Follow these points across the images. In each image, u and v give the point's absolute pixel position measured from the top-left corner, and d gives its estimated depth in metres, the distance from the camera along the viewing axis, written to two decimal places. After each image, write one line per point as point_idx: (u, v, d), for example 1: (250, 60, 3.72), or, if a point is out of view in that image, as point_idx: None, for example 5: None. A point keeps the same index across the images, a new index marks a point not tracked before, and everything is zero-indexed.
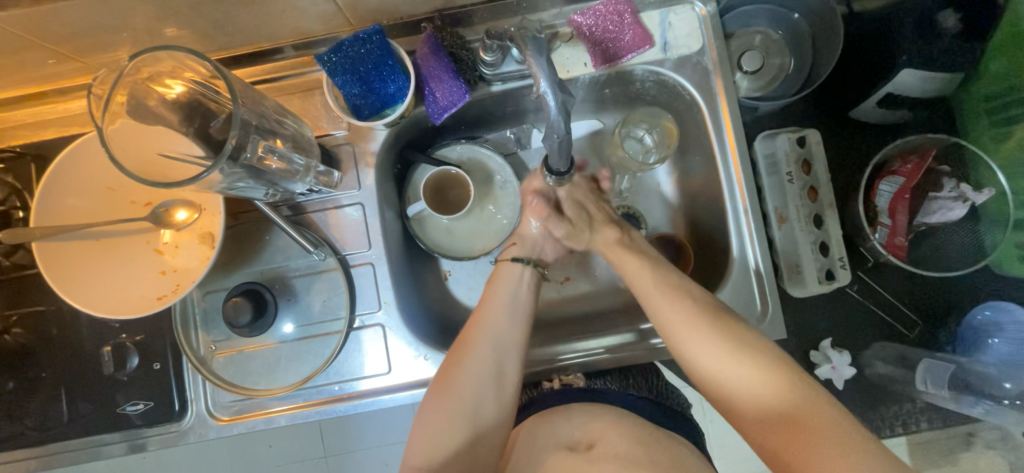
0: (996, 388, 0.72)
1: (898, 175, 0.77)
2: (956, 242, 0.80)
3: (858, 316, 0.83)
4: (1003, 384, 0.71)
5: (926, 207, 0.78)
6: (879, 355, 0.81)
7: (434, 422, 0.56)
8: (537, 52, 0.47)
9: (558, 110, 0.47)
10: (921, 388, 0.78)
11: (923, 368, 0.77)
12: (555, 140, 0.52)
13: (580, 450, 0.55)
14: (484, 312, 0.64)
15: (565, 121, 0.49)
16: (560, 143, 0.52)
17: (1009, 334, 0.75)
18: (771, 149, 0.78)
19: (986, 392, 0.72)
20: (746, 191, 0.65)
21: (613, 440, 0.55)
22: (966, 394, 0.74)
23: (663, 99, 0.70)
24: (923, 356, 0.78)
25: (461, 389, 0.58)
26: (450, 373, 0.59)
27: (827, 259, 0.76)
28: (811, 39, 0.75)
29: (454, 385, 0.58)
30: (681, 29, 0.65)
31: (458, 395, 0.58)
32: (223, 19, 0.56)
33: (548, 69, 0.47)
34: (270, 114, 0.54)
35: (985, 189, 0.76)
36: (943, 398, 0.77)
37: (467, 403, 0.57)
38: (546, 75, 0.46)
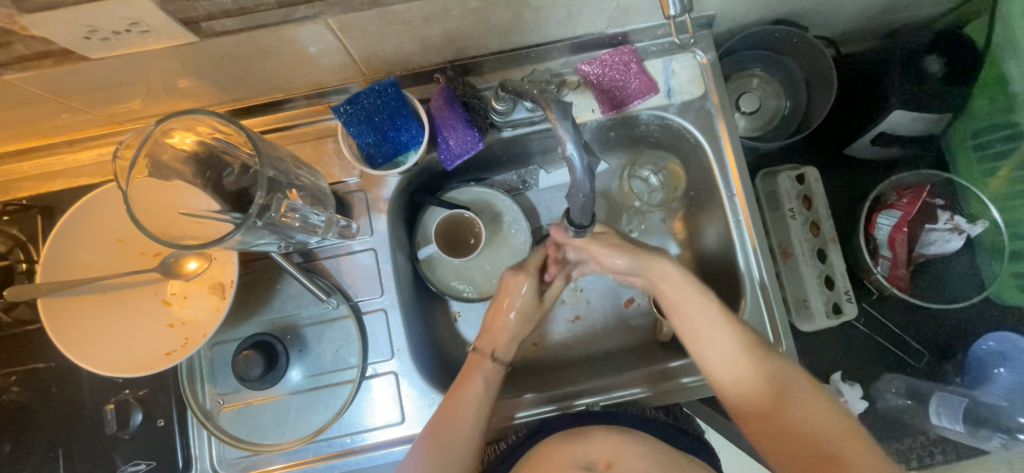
0: (1010, 420, 0.76)
1: (894, 210, 0.80)
2: (957, 273, 0.82)
3: (866, 348, 0.84)
4: (1016, 417, 0.75)
5: (922, 239, 0.80)
6: (889, 387, 0.82)
7: None
8: (562, 115, 0.48)
9: (583, 169, 0.48)
10: (934, 422, 0.78)
11: (935, 403, 0.79)
12: (579, 197, 0.53)
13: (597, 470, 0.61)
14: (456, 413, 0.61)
15: (590, 180, 0.50)
16: (584, 200, 0.53)
17: (1013, 363, 0.77)
18: (772, 186, 0.80)
19: (1001, 425, 0.76)
20: (754, 230, 0.66)
21: (627, 457, 0.61)
22: (982, 428, 0.76)
23: (667, 141, 0.72)
24: (934, 391, 0.79)
25: None
26: (431, 460, 0.59)
27: (833, 293, 0.77)
28: (804, 82, 0.78)
29: None
30: (684, 76, 0.68)
31: None
32: (241, 73, 0.57)
33: (573, 132, 0.48)
34: (290, 168, 0.55)
35: (978, 221, 0.79)
36: (959, 434, 0.77)
37: None
38: (571, 137, 0.47)
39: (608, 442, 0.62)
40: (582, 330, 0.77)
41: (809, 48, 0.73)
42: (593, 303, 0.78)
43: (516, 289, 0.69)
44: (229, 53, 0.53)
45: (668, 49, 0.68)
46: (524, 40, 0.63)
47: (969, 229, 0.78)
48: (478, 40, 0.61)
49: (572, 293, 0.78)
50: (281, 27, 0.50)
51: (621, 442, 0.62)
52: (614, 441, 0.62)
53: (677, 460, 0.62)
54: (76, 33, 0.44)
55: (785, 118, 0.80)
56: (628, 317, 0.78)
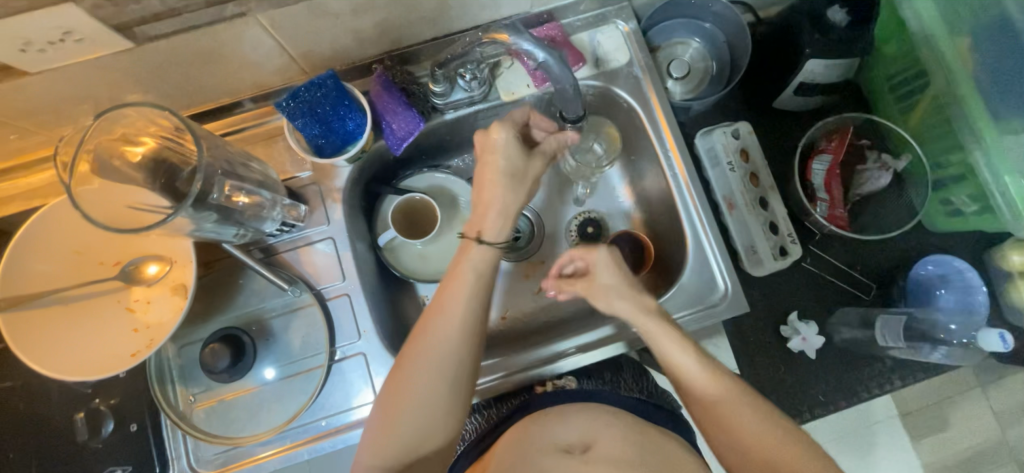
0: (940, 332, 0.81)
1: (825, 154, 0.86)
2: (890, 208, 0.87)
3: (821, 288, 0.88)
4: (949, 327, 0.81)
5: (857, 179, 0.86)
6: (843, 321, 0.86)
7: (382, 434, 0.53)
8: (517, 32, 0.58)
9: (558, 64, 0.59)
10: (883, 345, 0.82)
11: (881, 325, 0.82)
12: (568, 91, 0.62)
13: (576, 452, 0.57)
14: (447, 290, 0.58)
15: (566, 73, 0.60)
16: (573, 92, 0.62)
17: (951, 285, 0.84)
18: (710, 143, 0.84)
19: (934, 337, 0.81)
20: (692, 185, 0.71)
21: (607, 444, 0.57)
22: (921, 343, 0.81)
23: (603, 108, 0.77)
24: (879, 313, 0.82)
25: (419, 370, 0.54)
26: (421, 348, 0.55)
27: (778, 237, 0.82)
28: (727, 44, 0.83)
29: (404, 390, 0.54)
30: (610, 45, 0.72)
31: (413, 385, 0.54)
32: (183, 79, 0.59)
33: (533, 39, 0.58)
34: (236, 160, 0.58)
35: (902, 156, 0.85)
36: (903, 349, 0.82)
37: (424, 386, 0.54)
38: (534, 43, 0.58)
39: (587, 425, 0.60)
40: (546, 301, 0.80)
41: (725, 12, 0.79)
42: None
43: (498, 144, 0.60)
44: (168, 60, 0.55)
45: (593, 22, 0.73)
46: (454, 25, 0.67)
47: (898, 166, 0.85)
48: (410, 28, 0.65)
49: (533, 266, 0.81)
50: (213, 30, 0.53)
51: (602, 425, 0.60)
52: (593, 426, 0.60)
53: (658, 436, 0.60)
54: (12, 47, 0.47)
55: (712, 78, 0.86)
56: None
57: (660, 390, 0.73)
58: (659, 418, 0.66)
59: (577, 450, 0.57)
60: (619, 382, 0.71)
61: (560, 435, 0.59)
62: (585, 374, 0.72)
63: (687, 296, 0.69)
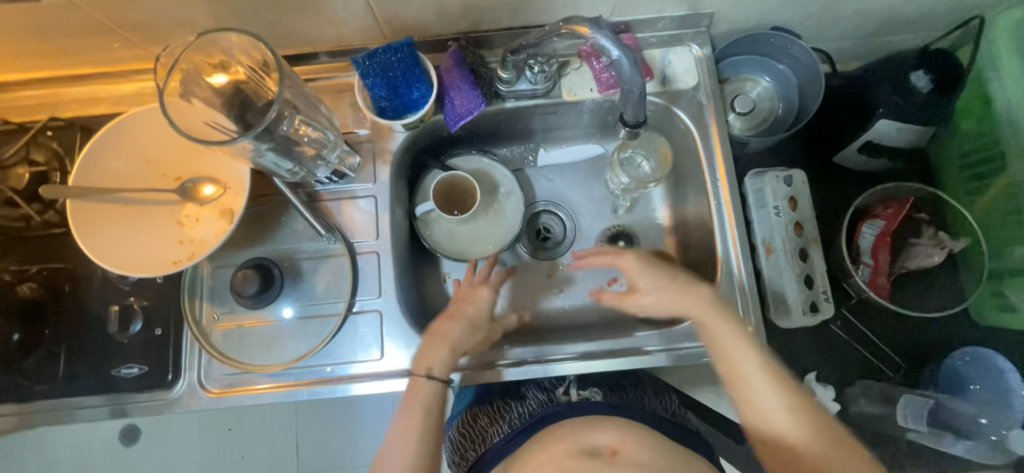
0: (967, 423, 0.78)
1: (879, 219, 0.82)
2: (937, 287, 0.84)
3: (846, 353, 0.86)
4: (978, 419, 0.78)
5: (906, 251, 0.83)
6: (863, 392, 0.84)
7: None
8: (598, 29, 0.59)
9: (630, 65, 0.60)
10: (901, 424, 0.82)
11: (902, 405, 0.81)
12: (633, 93, 0.63)
13: (604, 456, 0.56)
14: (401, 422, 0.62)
15: (636, 76, 0.61)
16: (637, 96, 0.63)
17: (987, 379, 0.79)
18: (760, 184, 0.83)
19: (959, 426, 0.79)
20: (735, 220, 0.70)
21: (636, 450, 0.56)
22: (944, 430, 0.80)
23: (660, 127, 0.77)
24: (902, 392, 0.82)
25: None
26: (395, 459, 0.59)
27: (811, 292, 0.79)
28: (798, 88, 0.82)
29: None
30: (680, 66, 0.73)
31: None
32: (276, 20, 0.63)
33: (614, 40, 0.59)
34: (311, 104, 0.62)
35: (960, 238, 0.81)
36: (923, 434, 0.81)
37: None
38: (615, 44, 0.59)
39: (619, 432, 0.59)
40: (562, 305, 0.80)
41: (803, 56, 0.78)
42: (576, 278, 0.81)
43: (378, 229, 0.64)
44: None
45: (667, 41, 0.73)
46: (534, 19, 0.69)
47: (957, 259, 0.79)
48: (492, 14, 0.67)
49: (557, 266, 0.82)
50: None
51: (629, 434, 0.59)
52: (622, 430, 0.59)
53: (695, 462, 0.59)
54: None
55: (777, 119, 0.84)
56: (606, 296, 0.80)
57: (682, 412, 0.73)
58: (688, 441, 0.65)
59: (603, 454, 0.56)
60: (642, 400, 0.71)
61: (585, 439, 0.58)
62: (608, 388, 0.71)
63: None
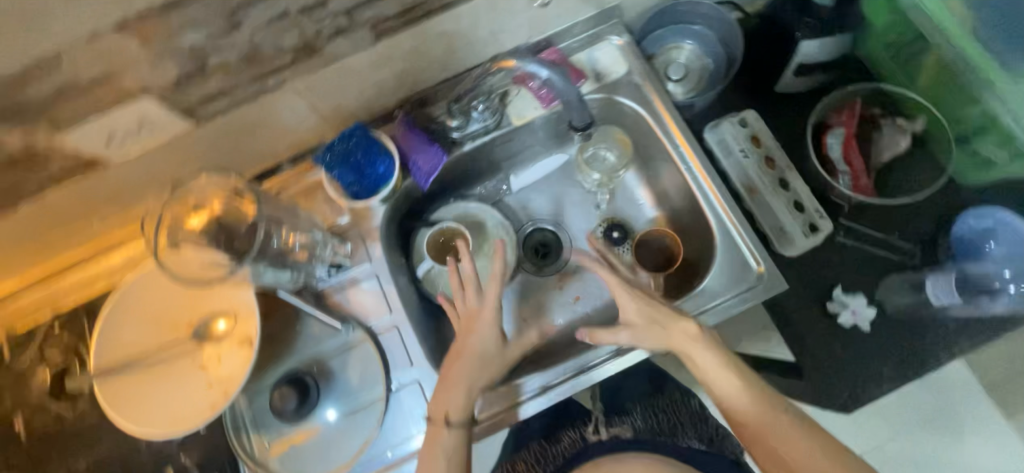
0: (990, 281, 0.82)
1: (837, 127, 0.87)
2: (914, 168, 0.87)
3: (865, 259, 0.86)
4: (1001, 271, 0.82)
5: (875, 147, 0.87)
6: (893, 288, 0.84)
7: None
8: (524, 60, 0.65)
9: (562, 81, 0.67)
10: (937, 304, 0.83)
11: (930, 284, 0.83)
12: (572, 104, 0.69)
13: None
14: None
15: (572, 89, 0.68)
16: (577, 103, 0.69)
17: (999, 236, 0.82)
18: (720, 135, 0.86)
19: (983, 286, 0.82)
20: (708, 175, 0.74)
21: None
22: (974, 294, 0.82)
23: (610, 117, 0.80)
24: (925, 274, 0.83)
25: None
26: None
27: (806, 215, 0.83)
28: (720, 39, 0.87)
29: None
30: (608, 59, 0.78)
31: None
32: (233, 149, 0.67)
33: (544, 66, 0.66)
34: (290, 216, 0.69)
35: (917, 119, 0.85)
36: (958, 304, 0.83)
37: None
38: (545, 69, 0.65)
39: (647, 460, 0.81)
40: (584, 310, 0.82)
41: (712, 12, 0.84)
42: (587, 281, 0.83)
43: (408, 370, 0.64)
44: (221, 134, 0.62)
45: (589, 41, 0.78)
46: (463, 64, 0.73)
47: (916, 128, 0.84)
48: (425, 74, 0.71)
49: (564, 276, 0.84)
50: (258, 100, 0.60)
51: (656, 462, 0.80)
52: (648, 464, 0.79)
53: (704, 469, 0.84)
54: (98, 142, 0.54)
55: (712, 72, 0.88)
56: None
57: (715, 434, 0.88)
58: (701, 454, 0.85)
59: None
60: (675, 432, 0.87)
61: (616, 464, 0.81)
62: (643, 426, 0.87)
63: (723, 283, 0.70)
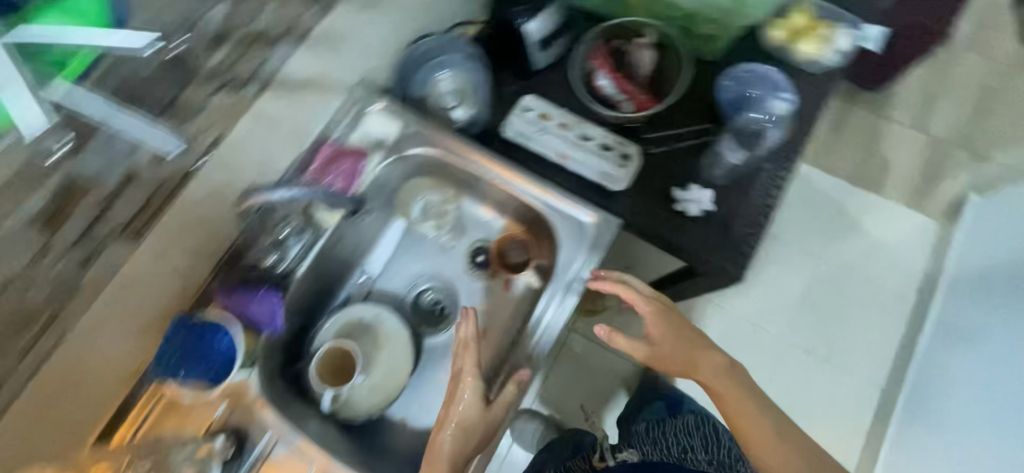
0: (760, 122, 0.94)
1: (600, 69, 0.99)
2: (671, 66, 0.99)
3: (683, 152, 0.94)
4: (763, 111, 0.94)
5: (634, 68, 1.00)
6: (712, 162, 0.92)
7: None
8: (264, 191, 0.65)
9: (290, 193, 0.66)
10: (737, 161, 0.92)
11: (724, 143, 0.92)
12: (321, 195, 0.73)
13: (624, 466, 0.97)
14: None
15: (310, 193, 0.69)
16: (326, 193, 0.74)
17: (750, 82, 0.95)
18: (516, 127, 0.94)
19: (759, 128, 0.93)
20: (510, 170, 0.82)
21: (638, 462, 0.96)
22: (754, 138, 0.93)
23: (413, 170, 0.85)
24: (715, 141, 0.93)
25: None
26: None
27: (615, 150, 0.93)
28: (468, 54, 0.94)
29: None
30: (378, 126, 0.82)
31: None
32: (55, 426, 0.60)
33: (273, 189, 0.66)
34: (159, 446, 0.64)
35: (647, 33, 1.00)
36: (751, 152, 0.92)
37: None
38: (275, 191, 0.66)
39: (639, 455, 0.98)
40: (495, 338, 0.83)
41: (445, 42, 0.93)
42: (480, 312, 0.86)
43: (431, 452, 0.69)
44: (26, 421, 0.56)
45: (354, 120, 0.81)
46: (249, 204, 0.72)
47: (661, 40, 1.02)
48: (216, 235, 0.71)
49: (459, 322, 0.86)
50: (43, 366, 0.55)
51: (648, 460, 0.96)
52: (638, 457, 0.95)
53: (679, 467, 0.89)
54: None
55: (478, 84, 0.96)
56: (509, 300, 0.85)
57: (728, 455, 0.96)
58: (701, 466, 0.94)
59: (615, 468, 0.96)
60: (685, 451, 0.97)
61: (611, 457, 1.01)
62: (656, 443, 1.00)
63: (573, 247, 0.78)
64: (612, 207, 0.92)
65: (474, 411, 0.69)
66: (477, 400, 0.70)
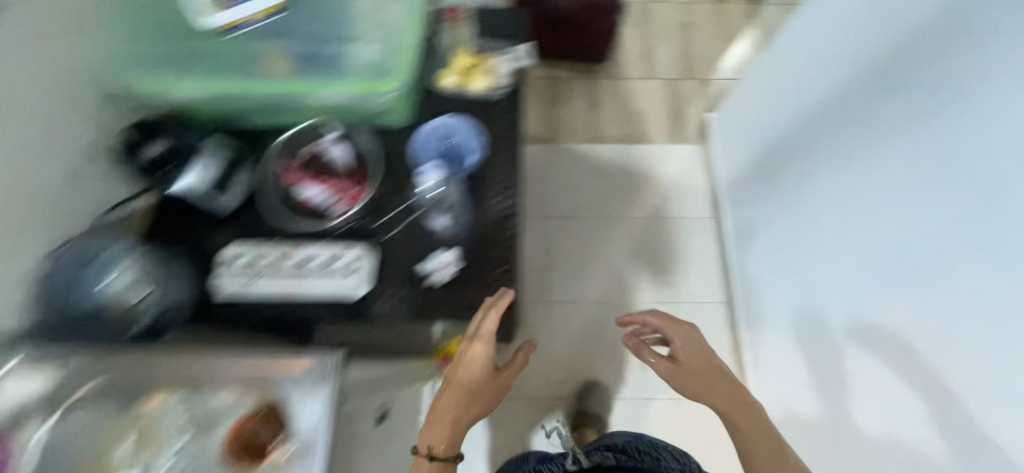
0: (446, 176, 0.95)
1: (296, 182, 0.93)
2: (367, 149, 0.97)
3: (408, 227, 0.93)
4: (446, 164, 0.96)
5: (333, 164, 0.95)
6: (433, 225, 0.93)
7: None
8: None
9: None
10: (437, 224, 0.93)
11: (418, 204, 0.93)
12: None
13: None
14: None
15: None
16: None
17: (431, 143, 0.98)
18: (229, 284, 0.87)
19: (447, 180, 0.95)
20: (208, 350, 0.87)
21: None
22: (446, 193, 0.94)
23: (107, 404, 0.84)
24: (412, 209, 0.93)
25: None
26: None
27: (338, 259, 0.88)
28: (126, 244, 0.83)
29: None
30: (27, 387, 0.80)
31: None
32: None
33: None
34: None
35: (329, 128, 0.96)
36: (447, 204, 0.94)
37: None
38: None
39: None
40: None
41: (90, 244, 0.82)
42: None
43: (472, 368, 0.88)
44: None
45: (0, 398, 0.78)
46: None
47: (376, 108, 0.94)
48: None
49: None
50: None
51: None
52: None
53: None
54: None
55: (154, 264, 0.83)
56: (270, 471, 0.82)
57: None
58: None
59: None
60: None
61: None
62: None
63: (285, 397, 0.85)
64: (366, 312, 0.88)
65: (476, 371, 0.87)
66: (485, 369, 0.88)
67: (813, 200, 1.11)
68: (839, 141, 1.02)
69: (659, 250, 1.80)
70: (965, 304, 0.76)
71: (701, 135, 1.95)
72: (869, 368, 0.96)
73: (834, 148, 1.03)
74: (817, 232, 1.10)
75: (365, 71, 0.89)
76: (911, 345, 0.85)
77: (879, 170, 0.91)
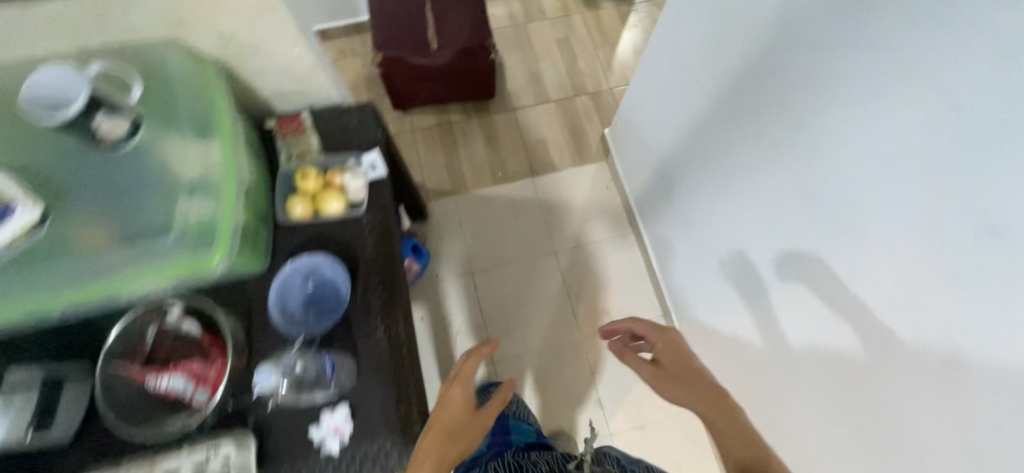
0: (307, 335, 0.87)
1: (140, 377, 0.81)
2: (220, 316, 0.87)
3: (286, 394, 0.83)
4: (312, 322, 0.89)
5: (184, 345, 0.84)
6: (309, 384, 0.84)
7: None
8: None
9: None
10: (312, 396, 0.83)
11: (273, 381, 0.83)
12: None
13: None
14: None
15: None
16: None
17: (295, 293, 0.90)
18: None
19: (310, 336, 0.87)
20: None
21: None
22: (308, 359, 0.84)
23: None
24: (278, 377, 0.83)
25: None
26: None
27: (210, 460, 0.76)
28: None
29: None
30: None
31: None
32: None
33: None
34: None
35: (167, 306, 0.85)
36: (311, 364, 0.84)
37: None
38: None
39: None
40: None
41: None
42: None
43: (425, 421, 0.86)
44: None
45: None
46: None
47: (200, 280, 0.83)
48: None
49: None
50: None
51: None
52: None
53: None
54: None
55: None
56: None
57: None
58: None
59: None
60: None
61: None
62: None
63: None
64: None
65: (454, 413, 0.86)
66: (461, 411, 0.87)
67: (751, 140, 1.07)
68: (800, 69, 0.88)
69: (588, 279, 1.79)
70: (905, 262, 0.78)
71: (603, 153, 1.95)
72: (818, 309, 1.00)
73: (770, 78, 0.96)
74: (757, 165, 1.07)
75: (171, 253, 0.77)
76: (862, 316, 0.89)
77: (820, 129, 0.87)
